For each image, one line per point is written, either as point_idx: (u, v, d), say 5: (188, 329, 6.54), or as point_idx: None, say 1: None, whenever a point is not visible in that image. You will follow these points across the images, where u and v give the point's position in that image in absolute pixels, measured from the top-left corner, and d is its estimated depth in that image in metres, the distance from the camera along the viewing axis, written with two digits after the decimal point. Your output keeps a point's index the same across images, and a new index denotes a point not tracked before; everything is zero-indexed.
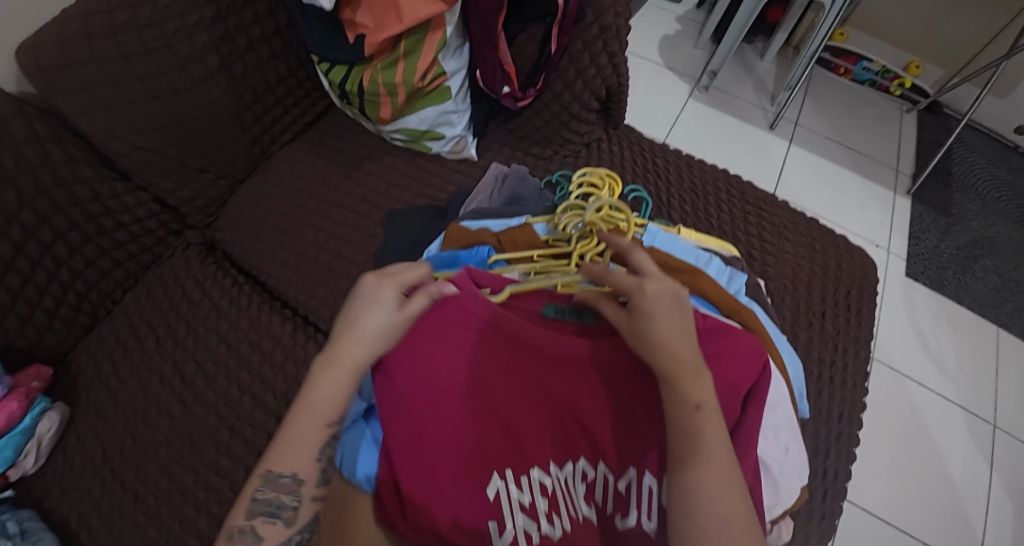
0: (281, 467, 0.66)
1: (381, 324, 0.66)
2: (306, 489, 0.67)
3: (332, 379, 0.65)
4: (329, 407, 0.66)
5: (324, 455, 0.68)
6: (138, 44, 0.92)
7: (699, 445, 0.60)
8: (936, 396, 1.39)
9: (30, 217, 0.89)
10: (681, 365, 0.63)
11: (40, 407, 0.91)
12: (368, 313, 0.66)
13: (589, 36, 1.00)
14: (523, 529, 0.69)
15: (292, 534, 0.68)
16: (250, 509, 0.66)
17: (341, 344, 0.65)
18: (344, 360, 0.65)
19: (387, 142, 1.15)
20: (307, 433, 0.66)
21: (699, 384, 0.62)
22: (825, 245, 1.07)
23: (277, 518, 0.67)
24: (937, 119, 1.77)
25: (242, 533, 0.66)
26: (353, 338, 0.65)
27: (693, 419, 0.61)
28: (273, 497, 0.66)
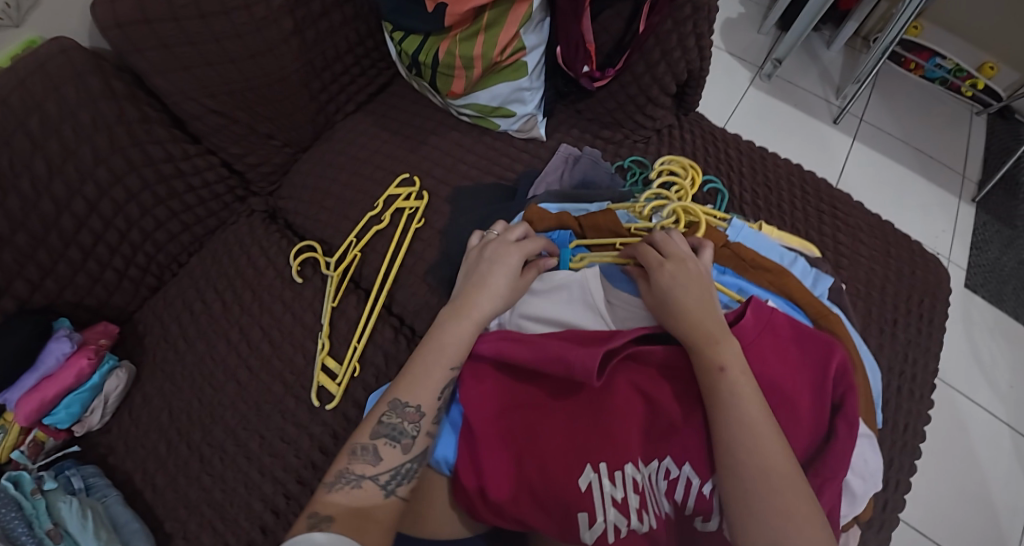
0: (409, 395, 0.68)
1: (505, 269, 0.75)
2: (428, 420, 0.67)
3: (460, 323, 0.71)
4: (456, 350, 0.70)
5: (445, 394, 0.69)
6: (217, 4, 0.89)
7: (729, 403, 0.62)
8: (984, 412, 1.37)
9: (105, 175, 0.89)
10: (705, 337, 0.66)
11: (109, 364, 0.92)
12: (492, 269, 0.75)
13: (681, 16, 0.95)
14: (613, 524, 0.66)
15: (407, 461, 0.66)
16: (374, 429, 0.67)
17: (467, 300, 0.73)
18: (471, 312, 0.72)
19: (453, 117, 1.12)
20: (434, 368, 0.69)
21: (723, 346, 0.65)
22: (901, 252, 1.04)
23: (398, 442, 0.66)
24: (1007, 125, 1.71)
25: (365, 452, 0.65)
26: (479, 294, 0.73)
27: (717, 383, 0.63)
28: (398, 422, 0.67)
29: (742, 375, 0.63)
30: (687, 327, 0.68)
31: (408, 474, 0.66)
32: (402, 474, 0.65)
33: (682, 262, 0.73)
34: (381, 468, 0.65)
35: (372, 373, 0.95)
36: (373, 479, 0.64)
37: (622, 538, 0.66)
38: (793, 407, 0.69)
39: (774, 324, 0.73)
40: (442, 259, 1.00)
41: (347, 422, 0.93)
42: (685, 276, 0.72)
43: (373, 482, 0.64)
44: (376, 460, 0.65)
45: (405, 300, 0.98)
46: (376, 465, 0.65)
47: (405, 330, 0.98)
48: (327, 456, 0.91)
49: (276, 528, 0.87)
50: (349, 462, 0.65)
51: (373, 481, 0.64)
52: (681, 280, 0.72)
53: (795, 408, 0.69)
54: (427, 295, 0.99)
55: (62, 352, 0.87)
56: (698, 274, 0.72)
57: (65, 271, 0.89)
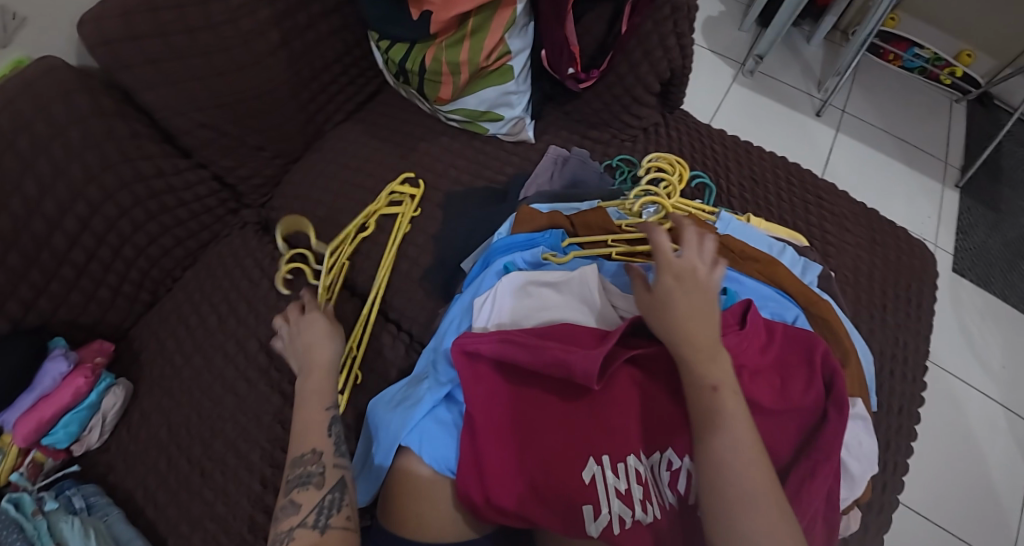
0: (301, 448, 0.73)
1: (317, 328, 0.84)
2: (326, 455, 0.72)
3: (314, 375, 0.79)
4: (319, 397, 0.78)
5: (334, 432, 0.76)
6: (204, 17, 0.89)
7: (718, 418, 0.60)
8: (978, 393, 1.39)
9: (96, 192, 0.89)
10: (697, 351, 0.63)
11: (106, 382, 0.92)
12: (308, 330, 0.84)
13: (660, 16, 0.97)
14: (617, 515, 0.67)
15: (326, 494, 0.68)
16: (285, 488, 0.70)
17: (310, 359, 0.81)
18: (315, 362, 0.80)
19: (442, 123, 1.13)
20: (311, 413, 0.76)
21: (716, 366, 0.62)
22: (887, 238, 1.06)
23: (308, 483, 0.69)
24: (987, 112, 1.74)
25: (285, 509, 0.67)
26: (314, 349, 0.82)
27: (709, 400, 0.61)
28: (302, 470, 0.71)
29: (734, 393, 0.61)
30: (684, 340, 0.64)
31: (333, 504, 0.67)
32: (326, 507, 0.67)
33: (692, 273, 0.66)
34: (305, 512, 0.66)
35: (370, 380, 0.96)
36: (302, 524, 0.65)
37: (628, 530, 0.66)
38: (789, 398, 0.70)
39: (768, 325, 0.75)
40: (436, 263, 1.00)
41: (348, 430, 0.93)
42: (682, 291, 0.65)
43: (303, 527, 0.64)
44: (297, 508, 0.67)
45: (402, 306, 1.00)
46: (299, 512, 0.66)
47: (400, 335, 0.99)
48: None
49: None
50: (276, 525, 0.66)
51: (303, 525, 0.64)
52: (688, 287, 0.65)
53: (792, 395, 0.70)
54: (423, 300, 0.99)
55: (60, 372, 0.86)
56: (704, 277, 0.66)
57: (59, 289, 0.89)
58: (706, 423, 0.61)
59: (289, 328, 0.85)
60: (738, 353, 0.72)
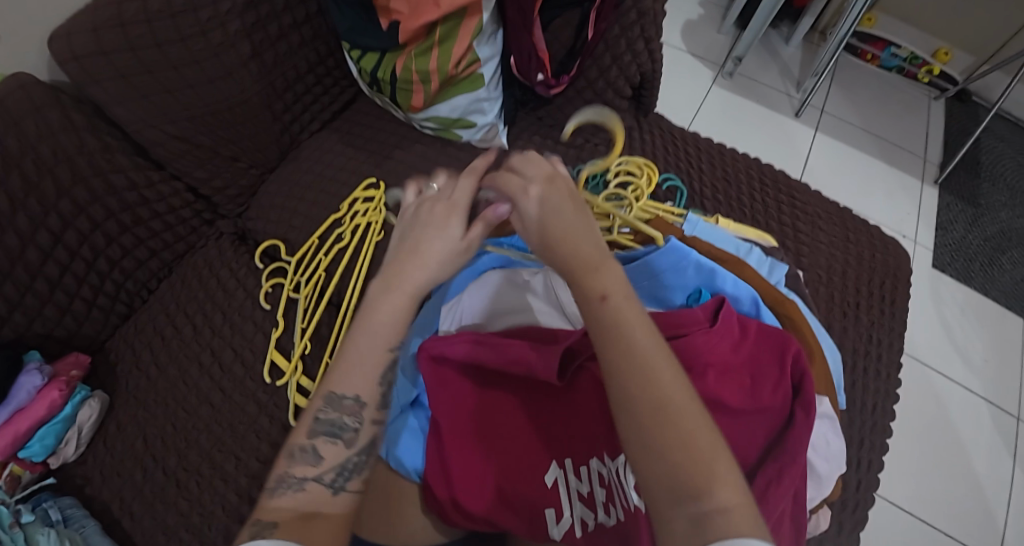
0: (343, 387, 0.62)
1: (439, 235, 0.61)
2: (368, 411, 0.62)
3: (392, 296, 0.59)
4: (388, 330, 0.61)
5: (386, 379, 0.62)
6: (173, 32, 0.90)
7: (619, 332, 0.51)
8: (960, 388, 1.39)
9: (68, 206, 0.90)
10: (586, 269, 0.54)
11: (81, 395, 0.92)
12: (431, 231, 0.61)
13: (627, 22, 0.99)
14: (580, 518, 0.67)
15: (352, 455, 0.63)
16: (311, 427, 0.62)
17: (400, 268, 0.60)
18: (401, 285, 0.60)
19: (416, 130, 1.14)
20: (369, 352, 0.61)
21: (606, 275, 0.54)
22: (859, 236, 1.06)
23: (338, 438, 0.62)
24: (966, 108, 1.75)
25: (303, 453, 0.62)
26: (411, 261, 0.60)
27: (602, 315, 0.52)
28: (335, 417, 0.62)
29: (627, 302, 0.53)
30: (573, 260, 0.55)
31: (354, 468, 0.63)
32: (348, 470, 0.62)
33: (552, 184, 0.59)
34: (324, 468, 0.62)
35: None
36: (318, 480, 0.61)
37: (590, 532, 0.67)
38: (760, 404, 0.70)
39: (744, 324, 0.77)
40: None
41: None
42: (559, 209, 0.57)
43: (317, 483, 0.61)
44: (316, 460, 0.62)
45: None
46: (317, 465, 0.62)
47: None
48: None
49: None
50: (287, 466, 0.61)
51: (318, 482, 0.61)
52: (552, 205, 0.58)
53: (760, 395, 0.71)
54: None
55: (33, 385, 0.87)
56: (568, 191, 0.59)
57: (32, 303, 0.89)
58: (611, 340, 0.51)
59: (417, 216, 0.63)
60: (705, 352, 0.73)
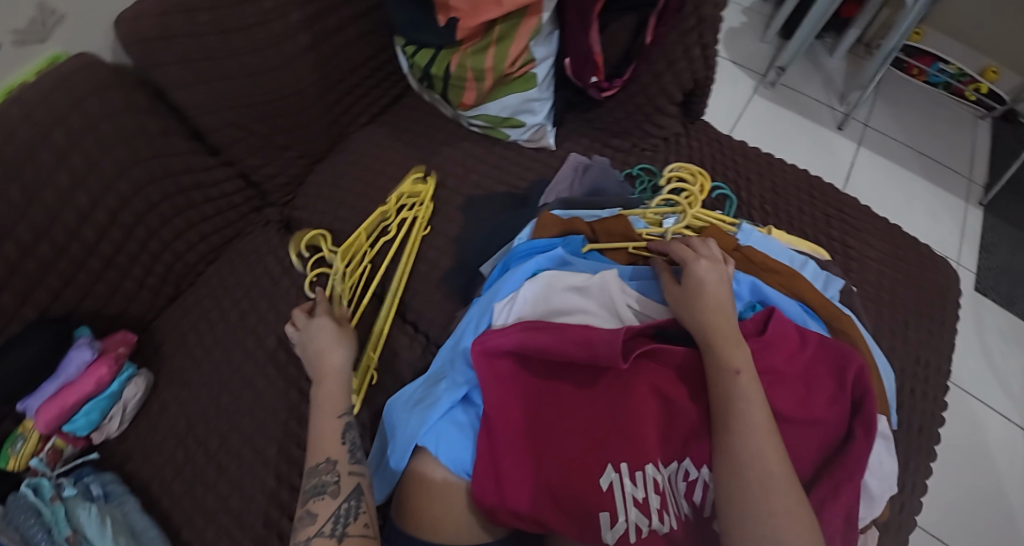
0: (316, 456, 0.74)
1: (325, 331, 0.86)
2: (341, 465, 0.73)
3: (328, 382, 0.82)
4: (332, 402, 0.79)
5: (348, 440, 0.76)
6: (237, 20, 0.92)
7: (738, 399, 0.63)
8: (999, 416, 1.36)
9: (127, 186, 0.91)
10: (723, 339, 0.69)
11: (128, 372, 0.93)
12: (318, 332, 0.86)
13: (685, 27, 0.98)
14: (634, 524, 0.66)
15: (342, 503, 0.69)
16: (302, 498, 0.70)
17: (321, 365, 0.83)
18: (327, 370, 0.83)
19: (464, 128, 1.15)
20: (324, 419, 0.77)
21: (739, 354, 0.67)
22: (909, 254, 1.05)
23: (324, 492, 0.69)
24: (1012, 129, 1.72)
25: (304, 518, 0.68)
26: (326, 353, 0.84)
27: (732, 382, 0.65)
28: (318, 480, 0.71)
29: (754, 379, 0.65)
30: (710, 325, 0.70)
31: (350, 513, 0.68)
32: (343, 516, 0.67)
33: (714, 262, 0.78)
34: (322, 522, 0.67)
35: (386, 380, 0.97)
36: (320, 533, 0.65)
37: (643, 540, 0.66)
38: (818, 417, 0.70)
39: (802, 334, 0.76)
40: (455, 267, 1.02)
41: None
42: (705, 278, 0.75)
43: (320, 536, 0.65)
44: (313, 518, 0.67)
45: (420, 307, 1.01)
46: (315, 522, 0.67)
47: (418, 337, 1.01)
48: None
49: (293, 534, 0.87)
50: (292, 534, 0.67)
51: (320, 534, 0.65)
52: (707, 279, 0.75)
53: (818, 408, 0.71)
54: (440, 303, 1.00)
55: (83, 360, 0.88)
56: (723, 273, 0.76)
57: (87, 279, 0.91)
58: (726, 405, 0.64)
59: (304, 329, 0.87)
60: (759, 360, 0.73)
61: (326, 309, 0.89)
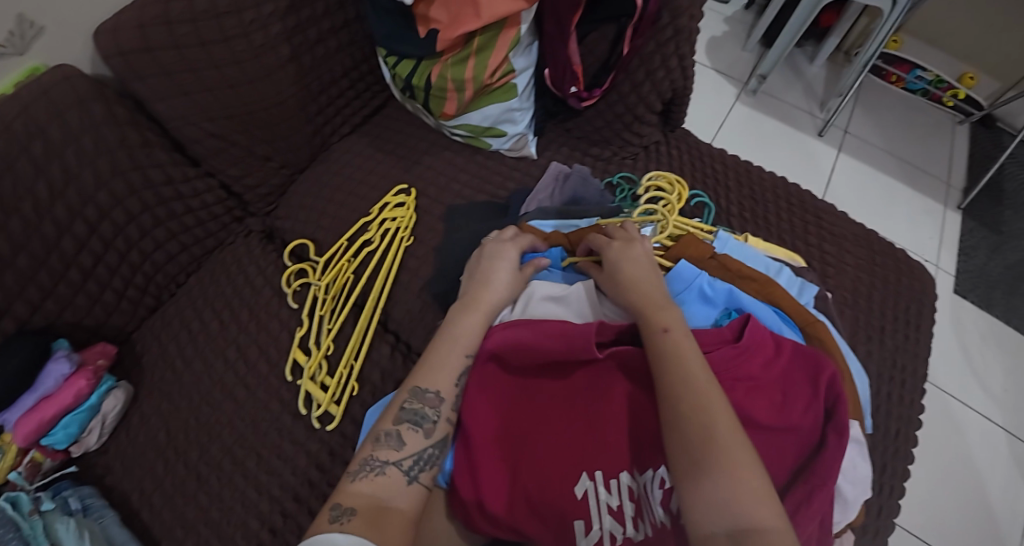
0: (426, 383, 0.72)
1: (505, 272, 0.82)
2: (446, 405, 0.71)
3: (473, 314, 0.77)
4: (467, 339, 0.75)
5: (462, 382, 0.74)
6: (216, 32, 0.92)
7: (676, 356, 0.67)
8: (979, 417, 1.38)
9: (106, 198, 0.91)
10: (650, 305, 0.74)
11: (107, 385, 0.93)
12: (496, 266, 0.82)
13: (663, 37, 0.99)
14: (608, 531, 0.67)
15: (429, 446, 0.69)
16: (397, 416, 0.70)
17: (477, 295, 0.79)
18: (481, 302, 0.78)
19: (445, 138, 1.15)
20: (450, 355, 0.73)
21: (667, 314, 0.72)
22: (886, 259, 1.06)
23: (419, 426, 0.69)
24: (990, 134, 1.75)
25: (388, 438, 0.68)
26: (484, 288, 0.80)
27: (660, 340, 0.69)
28: (418, 407, 0.70)
29: (684, 335, 0.70)
30: (639, 298, 0.76)
31: (430, 460, 0.68)
32: (424, 460, 0.68)
33: (630, 242, 0.83)
34: (405, 454, 0.67)
35: (368, 390, 0.98)
36: (397, 465, 0.66)
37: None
38: (792, 426, 0.71)
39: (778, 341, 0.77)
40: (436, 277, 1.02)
41: (343, 438, 0.94)
42: (631, 255, 0.81)
43: (396, 468, 0.66)
44: (400, 446, 0.68)
45: (402, 317, 1.01)
46: (399, 451, 0.67)
47: (399, 346, 1.01)
48: (325, 475, 0.92)
49: (274, 544, 0.87)
50: (372, 449, 0.67)
51: (397, 467, 0.66)
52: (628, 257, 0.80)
53: (791, 414, 0.71)
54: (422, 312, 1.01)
55: (61, 373, 0.87)
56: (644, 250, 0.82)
57: (65, 292, 0.90)
58: (659, 362, 0.67)
59: (485, 255, 0.85)
60: (734, 368, 0.74)
61: (518, 251, 0.86)
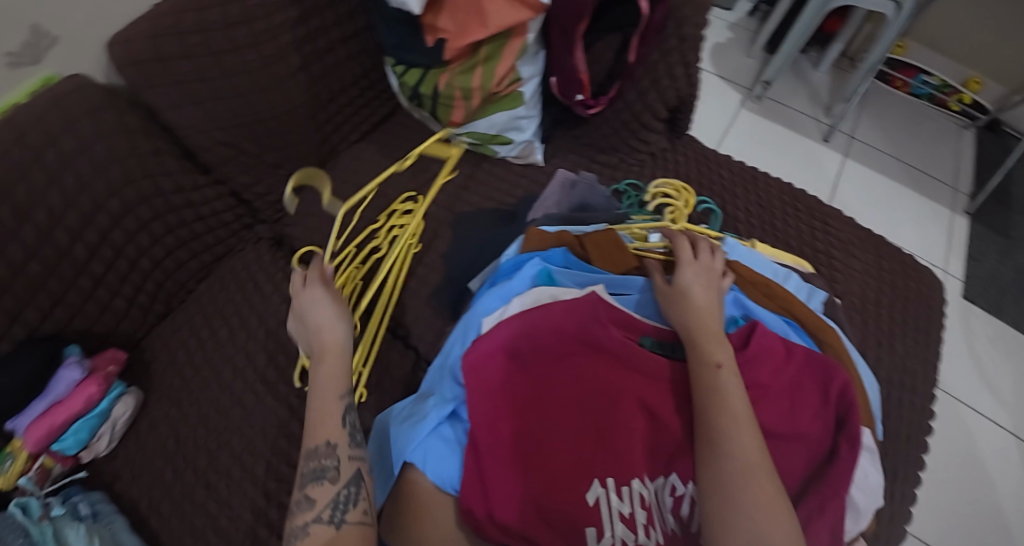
0: (315, 439, 0.72)
1: (318, 302, 0.81)
2: (341, 449, 0.71)
3: (329, 361, 0.77)
4: (334, 383, 0.76)
5: (348, 420, 0.75)
6: (228, 42, 0.93)
7: (721, 393, 0.66)
8: (991, 423, 1.37)
9: (118, 206, 0.92)
10: (704, 336, 0.73)
11: (117, 391, 0.93)
12: (315, 307, 0.80)
13: (667, 47, 1.01)
14: (620, 539, 0.66)
15: (342, 489, 0.68)
16: (300, 484, 0.69)
17: (320, 340, 0.79)
18: (328, 346, 0.78)
19: (453, 145, 1.16)
20: (324, 400, 0.74)
21: (720, 350, 0.71)
22: (893, 264, 1.06)
23: (324, 478, 0.69)
24: (996, 138, 1.75)
25: (300, 504, 0.67)
26: (324, 330, 0.79)
27: (712, 375, 0.68)
28: (317, 463, 0.70)
29: (734, 374, 0.69)
30: (695, 325, 0.75)
31: (349, 500, 0.67)
32: (342, 502, 0.67)
33: (704, 267, 0.82)
34: (321, 508, 0.66)
35: (377, 397, 0.98)
36: (318, 520, 0.65)
37: None
38: (802, 434, 0.71)
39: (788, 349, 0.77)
40: (444, 283, 1.03)
41: None
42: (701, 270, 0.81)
43: (319, 524, 0.65)
44: (312, 504, 0.67)
45: (410, 323, 1.02)
46: (313, 508, 0.66)
47: (407, 353, 1.01)
48: None
49: None
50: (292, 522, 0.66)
51: (319, 522, 0.65)
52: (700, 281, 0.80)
53: (802, 421, 0.72)
54: (430, 319, 1.01)
55: (72, 379, 0.88)
56: (713, 276, 0.81)
57: (76, 299, 0.91)
58: (708, 400, 0.67)
59: (299, 298, 0.82)
60: (745, 373, 0.74)
61: (323, 282, 0.83)
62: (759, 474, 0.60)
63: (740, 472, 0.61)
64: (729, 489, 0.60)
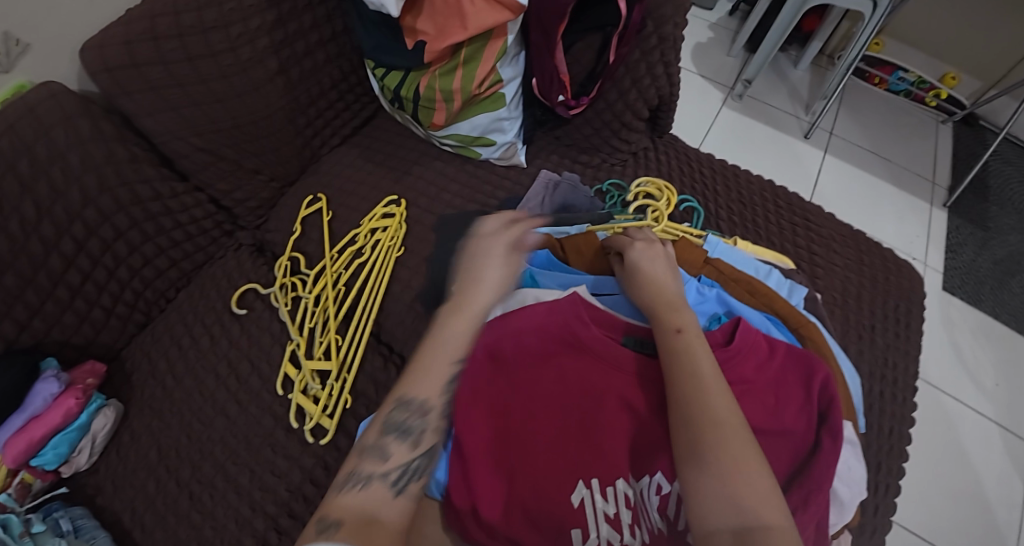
0: (414, 390, 0.68)
1: (501, 265, 0.75)
2: (435, 414, 0.67)
3: (457, 319, 0.71)
4: (460, 343, 0.70)
5: (452, 388, 0.70)
6: (204, 48, 0.92)
7: (688, 355, 0.67)
8: (973, 412, 1.39)
9: (93, 214, 0.90)
10: (663, 306, 0.74)
11: (97, 403, 0.92)
12: (493, 263, 0.75)
13: (647, 46, 1.01)
14: (605, 540, 0.67)
15: (415, 457, 0.66)
16: (383, 428, 0.66)
17: (465, 292, 0.72)
18: (473, 306, 0.71)
19: (435, 148, 1.16)
20: (439, 364, 0.69)
21: (682, 317, 0.72)
22: (873, 259, 1.07)
23: (407, 436, 0.66)
24: (972, 131, 1.77)
25: (376, 450, 0.65)
26: (476, 288, 0.73)
27: (673, 341, 0.69)
28: (406, 417, 0.66)
29: (696, 337, 0.69)
30: (653, 298, 0.76)
31: (418, 470, 0.65)
32: (413, 470, 0.65)
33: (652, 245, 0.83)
34: (391, 466, 0.64)
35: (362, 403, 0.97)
36: (383, 478, 0.63)
37: None
38: (784, 429, 0.71)
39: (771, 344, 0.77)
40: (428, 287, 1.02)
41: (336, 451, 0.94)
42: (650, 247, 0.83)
43: (381, 482, 0.62)
44: (385, 458, 0.64)
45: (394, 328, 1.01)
46: (384, 463, 0.64)
47: (392, 357, 1.01)
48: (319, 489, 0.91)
49: None
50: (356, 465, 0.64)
51: (382, 479, 0.62)
52: (649, 257, 0.81)
53: (785, 418, 0.72)
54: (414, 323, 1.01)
55: (50, 392, 0.86)
56: (666, 254, 0.83)
57: (52, 310, 0.89)
58: (674, 365, 0.66)
59: (484, 243, 0.78)
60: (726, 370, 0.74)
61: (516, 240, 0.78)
62: (727, 430, 0.59)
63: (709, 428, 0.60)
64: (697, 447, 0.59)
